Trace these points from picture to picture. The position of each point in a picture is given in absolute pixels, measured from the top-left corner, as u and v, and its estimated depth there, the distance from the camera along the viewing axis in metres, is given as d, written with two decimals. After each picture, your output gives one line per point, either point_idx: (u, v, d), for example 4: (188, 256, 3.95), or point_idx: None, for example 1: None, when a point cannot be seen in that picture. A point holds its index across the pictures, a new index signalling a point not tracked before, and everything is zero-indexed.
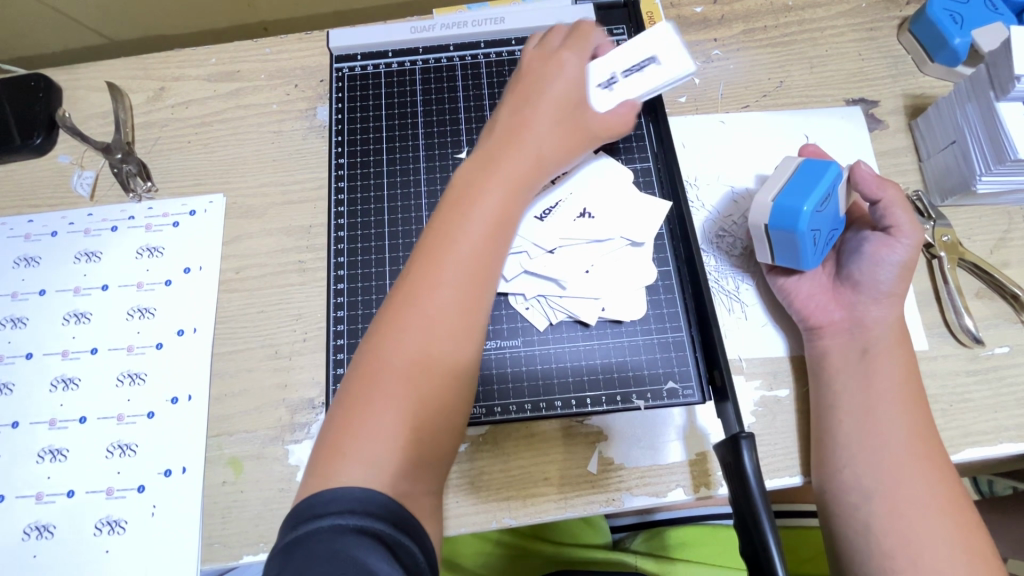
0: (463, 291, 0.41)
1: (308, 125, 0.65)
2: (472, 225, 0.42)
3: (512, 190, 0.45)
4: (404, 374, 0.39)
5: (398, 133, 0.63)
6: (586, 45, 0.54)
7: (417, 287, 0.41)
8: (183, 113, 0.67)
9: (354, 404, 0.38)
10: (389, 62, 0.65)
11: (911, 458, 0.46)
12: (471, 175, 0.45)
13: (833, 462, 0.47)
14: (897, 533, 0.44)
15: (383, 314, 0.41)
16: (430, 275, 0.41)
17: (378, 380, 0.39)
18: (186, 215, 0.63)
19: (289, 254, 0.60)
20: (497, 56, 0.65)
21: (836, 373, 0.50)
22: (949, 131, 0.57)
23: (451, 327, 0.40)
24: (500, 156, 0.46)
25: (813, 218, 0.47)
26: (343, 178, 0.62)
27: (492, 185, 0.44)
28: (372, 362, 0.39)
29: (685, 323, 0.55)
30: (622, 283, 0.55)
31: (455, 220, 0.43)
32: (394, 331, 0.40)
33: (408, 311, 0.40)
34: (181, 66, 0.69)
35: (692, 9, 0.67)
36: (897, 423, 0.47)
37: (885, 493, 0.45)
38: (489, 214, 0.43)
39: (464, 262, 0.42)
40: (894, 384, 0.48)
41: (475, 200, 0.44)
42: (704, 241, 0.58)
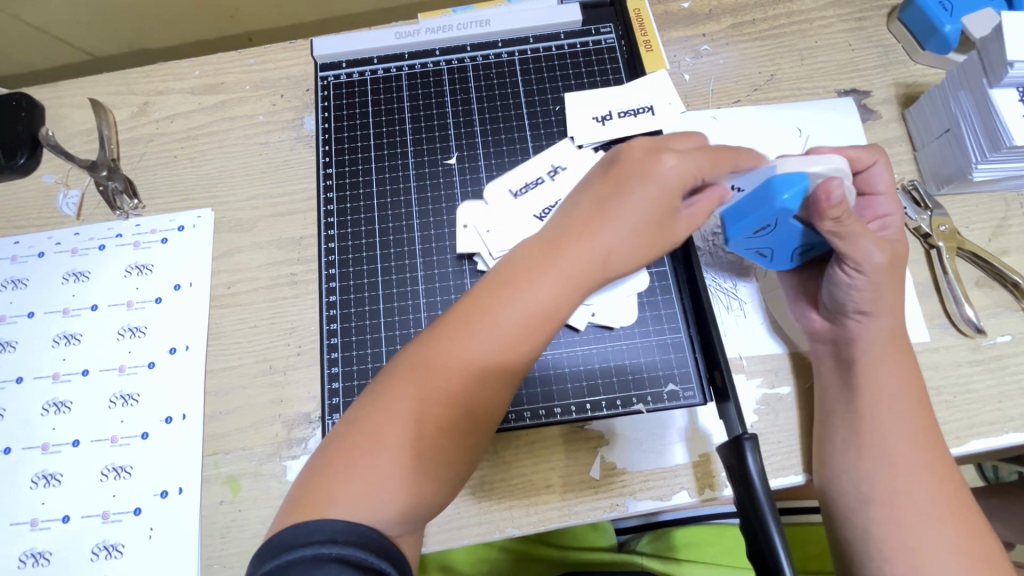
0: (492, 383, 0.39)
1: (295, 136, 0.65)
2: (516, 316, 0.39)
3: (563, 288, 0.40)
4: (415, 440, 0.37)
5: (386, 141, 0.61)
6: (697, 154, 0.43)
7: (448, 355, 0.39)
8: (169, 127, 0.66)
9: (355, 453, 0.36)
10: (375, 69, 0.63)
11: (914, 462, 0.44)
12: (530, 256, 0.41)
13: (832, 464, 0.47)
14: (897, 541, 0.43)
15: (403, 372, 0.39)
16: (463, 349, 0.39)
17: (379, 433, 0.37)
18: (175, 230, 0.62)
19: (280, 268, 0.60)
20: (483, 59, 0.63)
21: (833, 375, 0.49)
22: (944, 120, 0.56)
23: (471, 412, 0.38)
24: (564, 237, 0.42)
25: (738, 243, 0.48)
26: (331, 189, 0.61)
27: (550, 277, 0.40)
28: (376, 416, 0.37)
29: (683, 325, 0.54)
30: (614, 287, 0.54)
31: (500, 305, 0.39)
32: (413, 397, 0.38)
33: (434, 384, 0.38)
34: (165, 80, 0.68)
35: (679, 5, 0.67)
36: (898, 427, 0.45)
37: (886, 501, 0.44)
38: (535, 310, 0.40)
39: (499, 353, 0.39)
40: (897, 387, 0.47)
41: (519, 286, 0.40)
42: (698, 239, 0.58)
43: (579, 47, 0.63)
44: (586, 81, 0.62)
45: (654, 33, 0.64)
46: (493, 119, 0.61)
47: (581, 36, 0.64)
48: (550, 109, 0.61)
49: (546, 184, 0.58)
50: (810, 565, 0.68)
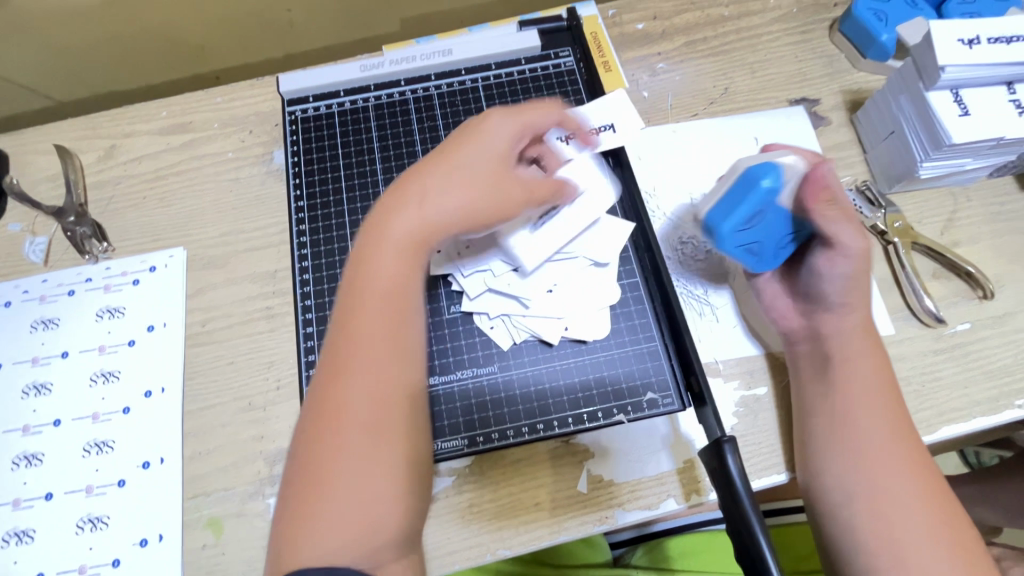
0: (383, 357, 0.41)
1: (266, 170, 0.65)
2: (373, 300, 0.42)
3: (409, 257, 0.43)
4: (346, 451, 0.38)
5: (355, 170, 0.61)
6: (495, 121, 0.49)
7: (334, 365, 0.40)
8: (137, 169, 0.66)
9: (305, 496, 0.37)
10: (341, 101, 0.62)
11: (890, 457, 0.45)
12: (368, 247, 0.44)
13: (816, 462, 0.48)
14: (877, 537, 0.43)
15: (311, 411, 0.40)
16: (344, 353, 0.41)
17: (314, 470, 0.38)
18: (146, 271, 0.61)
19: (255, 302, 0.60)
20: (448, 87, 0.62)
21: (808, 374, 0.51)
22: (888, 122, 0.59)
23: (380, 391, 0.40)
24: (390, 215, 0.44)
25: (731, 240, 0.48)
26: (303, 221, 0.60)
27: (388, 256, 0.43)
28: (307, 458, 0.38)
29: (657, 334, 0.55)
30: (587, 302, 0.55)
31: (359, 299, 0.42)
32: (326, 417, 0.39)
33: (335, 399, 0.39)
34: (132, 122, 0.69)
35: (634, 27, 0.70)
36: (876, 421, 0.47)
37: (868, 497, 0.45)
38: (385, 282, 0.42)
39: (377, 331, 0.41)
40: (870, 384, 0.48)
41: (369, 272, 0.43)
42: (667, 248, 0.60)
43: (540, 72, 0.64)
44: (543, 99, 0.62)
45: (611, 54, 0.67)
46: None
47: (541, 61, 0.64)
48: None
49: None
50: (803, 566, 0.70)
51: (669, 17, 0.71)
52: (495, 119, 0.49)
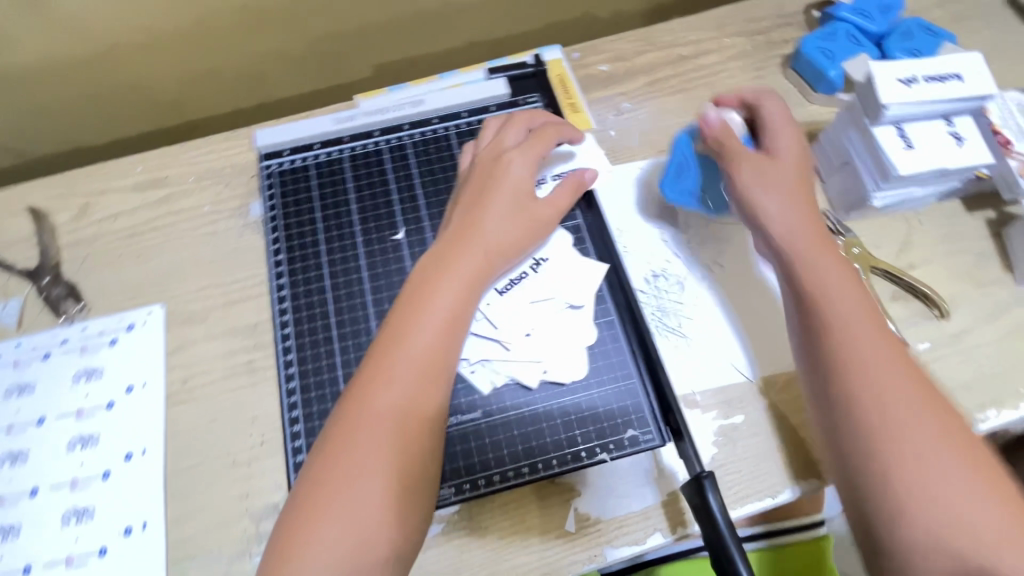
0: (424, 376, 0.47)
1: (243, 223, 0.66)
2: (423, 324, 0.49)
3: (461, 292, 0.51)
4: (376, 456, 0.44)
5: (332, 222, 0.62)
6: (528, 152, 0.58)
7: (377, 373, 0.47)
8: (113, 226, 0.66)
9: (326, 491, 0.43)
10: (317, 154, 0.64)
11: (903, 429, 0.43)
12: (426, 271, 0.51)
13: (850, 452, 0.44)
14: (906, 515, 0.41)
15: (348, 409, 0.46)
16: (388, 365, 0.47)
17: (343, 467, 0.43)
18: (124, 330, 0.61)
19: (237, 356, 0.60)
20: (421, 136, 0.64)
21: (821, 358, 0.48)
22: (840, 154, 0.62)
23: (415, 408, 0.46)
24: (449, 251, 0.52)
25: (675, 190, 0.62)
26: (282, 274, 0.61)
27: (444, 288, 0.50)
28: (416, 306, 0.50)
29: (635, 371, 0.56)
30: (564, 343, 0.56)
31: (410, 316, 0.49)
32: (360, 418, 0.45)
33: (373, 403, 0.46)
34: (107, 179, 0.69)
35: (598, 68, 0.73)
36: (899, 397, 0.44)
37: (888, 475, 0.42)
38: (440, 314, 0.49)
39: (422, 353, 0.48)
40: (870, 353, 0.46)
41: (424, 297, 0.50)
42: (641, 283, 0.61)
43: None
44: None
45: (578, 95, 0.70)
46: (436, 194, 0.62)
47: (510, 107, 0.67)
48: None
49: None
50: None
51: (630, 58, 0.74)
52: (530, 150, 0.58)
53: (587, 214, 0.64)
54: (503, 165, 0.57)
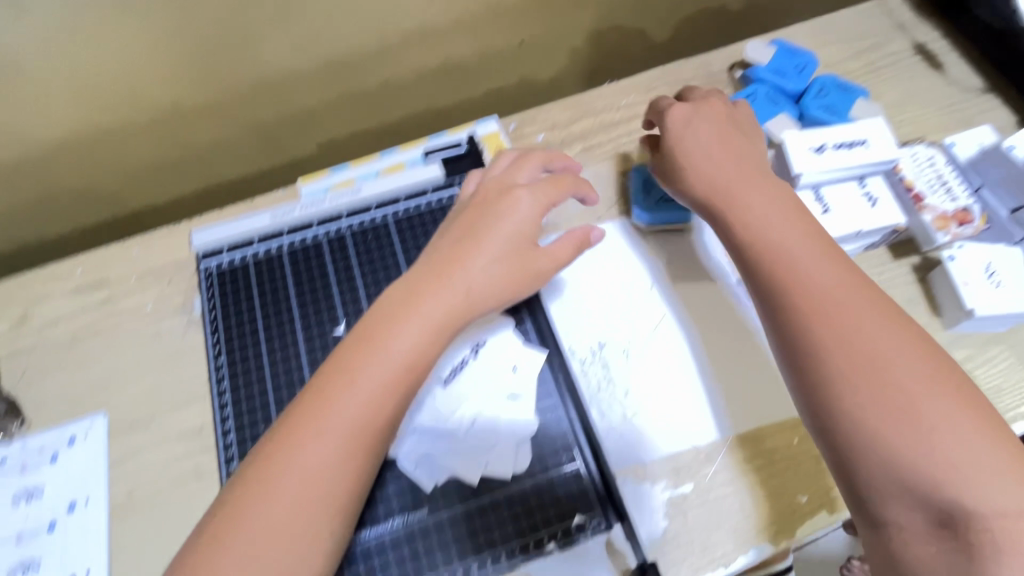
0: (360, 426, 0.46)
1: (186, 320, 0.65)
2: (377, 364, 0.47)
3: (422, 335, 0.49)
4: (283, 504, 0.43)
5: (274, 320, 0.63)
6: (539, 194, 0.57)
7: (317, 403, 0.46)
8: (53, 333, 0.65)
9: (231, 523, 0.43)
10: (256, 250, 0.65)
11: (870, 378, 0.44)
12: (395, 302, 0.51)
13: (852, 405, 0.44)
14: (874, 461, 0.43)
15: (280, 437, 0.45)
16: (325, 398, 0.46)
17: (253, 506, 0.43)
18: (65, 443, 0.60)
19: (183, 462, 0.59)
20: (359, 225, 0.66)
21: (817, 317, 0.47)
22: None
23: (335, 462, 0.45)
24: (423, 283, 0.52)
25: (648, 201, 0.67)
26: (223, 378, 0.61)
27: (403, 330, 0.49)
28: (376, 343, 0.48)
29: (578, 453, 0.57)
30: (506, 433, 0.57)
31: (365, 350, 0.48)
32: (283, 453, 0.45)
33: (300, 434, 0.45)
34: (46, 284, 0.68)
35: (535, 138, 0.75)
36: (893, 349, 0.45)
37: (856, 426, 0.44)
38: (398, 359, 0.48)
39: (365, 401, 0.46)
40: (834, 308, 0.47)
41: (384, 336, 0.49)
42: (584, 358, 0.61)
43: (446, 199, 0.67)
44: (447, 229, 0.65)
45: None
46: (376, 284, 0.63)
47: (447, 189, 0.67)
48: None
49: None
50: None
51: (566, 126, 0.76)
52: (545, 193, 0.57)
53: None
54: (502, 202, 0.56)
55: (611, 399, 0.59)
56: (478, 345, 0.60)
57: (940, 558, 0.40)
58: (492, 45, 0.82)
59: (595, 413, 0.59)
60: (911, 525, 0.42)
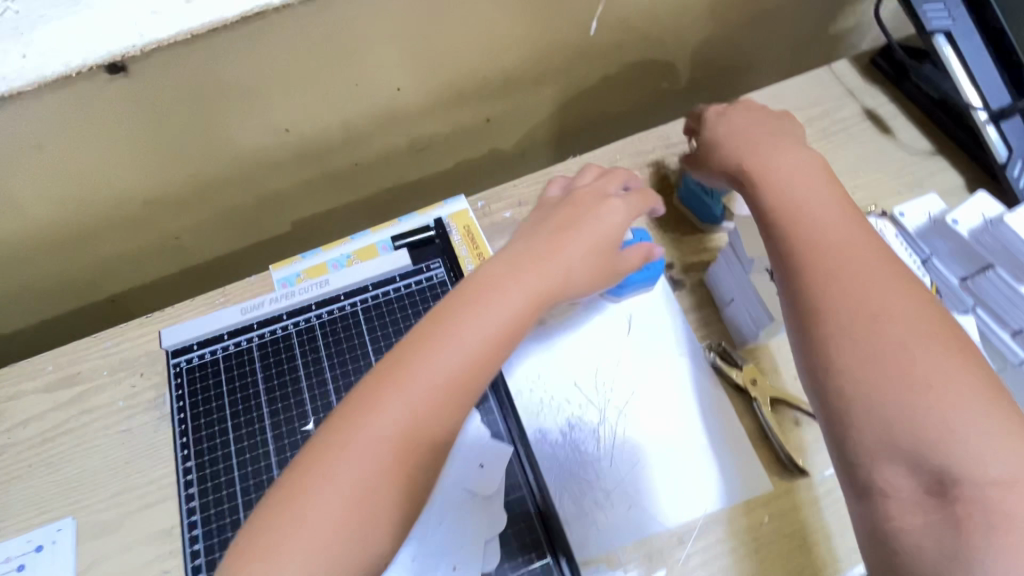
0: (448, 398, 0.46)
1: (157, 415, 0.65)
2: (464, 341, 0.48)
3: (512, 314, 0.50)
4: (364, 475, 0.43)
5: (243, 419, 0.63)
6: (635, 198, 0.59)
7: (399, 374, 0.46)
8: (22, 433, 0.65)
9: (305, 489, 0.42)
10: (226, 344, 0.66)
11: (875, 343, 0.45)
12: (488, 280, 0.51)
13: (841, 352, 0.46)
14: (868, 425, 0.44)
15: (357, 405, 0.45)
16: (412, 369, 0.46)
17: (331, 473, 0.43)
18: (32, 552, 0.59)
19: (152, 567, 0.58)
20: (329, 314, 0.67)
21: (822, 270, 0.49)
22: (727, 290, 0.66)
23: (422, 434, 0.45)
24: (506, 269, 0.52)
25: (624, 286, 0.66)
26: (191, 482, 0.61)
27: (491, 310, 0.49)
28: (455, 322, 0.48)
29: (546, 551, 0.57)
30: (473, 534, 0.57)
31: (454, 325, 0.48)
32: (362, 422, 0.44)
33: (379, 404, 0.45)
34: (17, 381, 0.68)
35: (502, 215, 0.75)
36: (900, 307, 0.46)
37: (852, 384, 0.45)
38: (488, 334, 0.48)
39: (448, 375, 0.46)
40: (847, 275, 0.48)
41: (472, 312, 0.49)
42: (552, 448, 0.62)
43: (414, 286, 0.69)
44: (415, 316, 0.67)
45: (484, 242, 0.72)
46: (345, 376, 0.64)
47: (414, 274, 0.70)
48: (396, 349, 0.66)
49: None
50: None
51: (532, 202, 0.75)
52: (638, 198, 0.59)
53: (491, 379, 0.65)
54: (578, 197, 0.59)
55: (580, 486, 0.60)
56: None
57: (926, 528, 0.41)
58: (458, 121, 0.84)
59: (563, 503, 0.59)
60: (901, 488, 0.42)
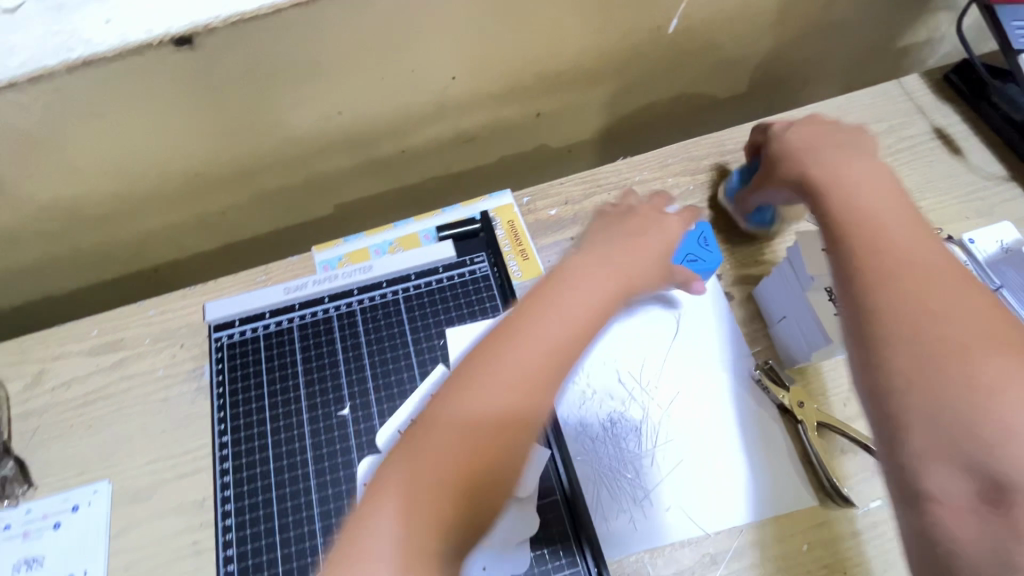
0: (535, 387, 0.42)
1: (195, 387, 0.66)
2: (545, 325, 0.44)
3: (601, 303, 0.46)
4: (445, 469, 0.39)
5: (280, 399, 0.63)
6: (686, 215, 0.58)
7: (478, 363, 0.43)
8: (65, 394, 0.66)
9: (380, 488, 0.39)
10: (267, 323, 0.67)
11: (933, 342, 0.39)
12: (561, 272, 0.48)
13: (890, 348, 0.40)
14: (926, 427, 0.38)
15: (434, 396, 0.42)
16: (489, 355, 0.43)
17: (408, 470, 0.39)
18: (68, 512, 0.60)
19: (181, 537, 0.59)
20: (370, 301, 0.67)
21: (868, 260, 0.44)
22: (780, 307, 0.63)
23: (506, 425, 0.41)
24: (580, 261, 0.49)
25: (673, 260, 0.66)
26: (227, 457, 0.61)
27: (567, 299, 0.45)
28: (533, 306, 0.45)
29: (578, 558, 0.56)
30: (504, 535, 0.56)
31: (526, 312, 0.45)
32: (438, 412, 0.41)
33: (454, 392, 0.42)
34: (62, 343, 0.69)
35: (548, 213, 0.73)
36: (951, 295, 0.41)
37: (904, 384, 0.39)
38: (567, 321, 0.44)
39: (529, 361, 0.42)
40: (906, 268, 0.42)
41: (546, 300, 0.45)
42: (590, 453, 0.61)
43: (457, 278, 0.68)
44: (456, 310, 0.66)
45: (527, 240, 0.71)
46: (383, 364, 0.64)
47: (457, 267, 0.69)
48: (434, 343, 0.65)
49: None
50: None
51: (579, 201, 0.74)
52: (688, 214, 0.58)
53: None
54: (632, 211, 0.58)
55: (618, 489, 0.59)
56: None
57: (982, 538, 0.35)
58: (507, 115, 0.83)
59: (597, 506, 0.58)
60: (952, 493, 0.37)
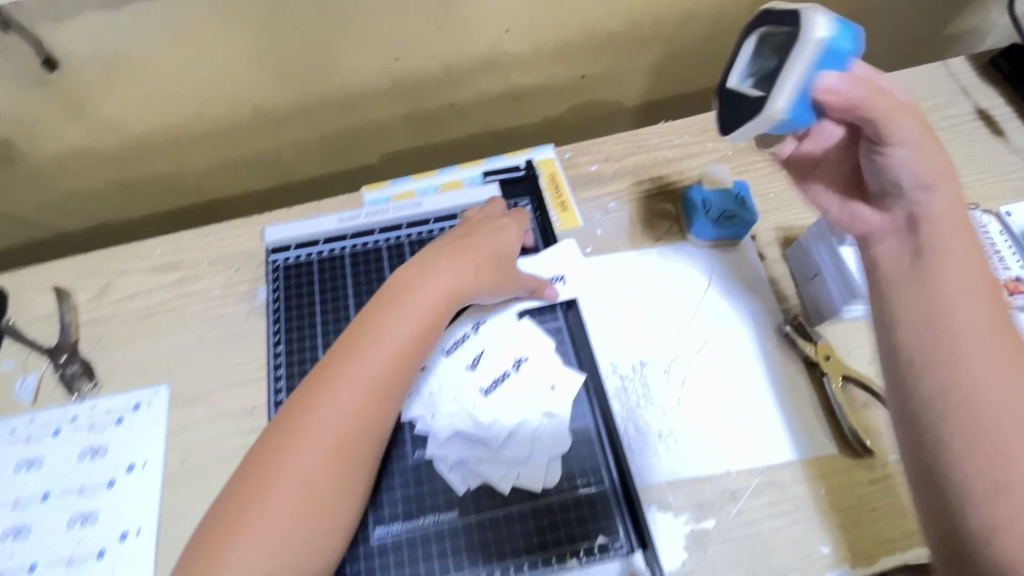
0: (348, 416, 0.50)
1: (248, 307, 0.70)
2: (373, 356, 0.52)
3: (412, 331, 0.54)
4: (309, 474, 0.48)
5: (331, 317, 0.67)
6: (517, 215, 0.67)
7: (320, 383, 0.51)
8: (129, 305, 0.71)
9: (266, 481, 0.48)
10: (320, 249, 0.71)
11: (964, 347, 0.42)
12: (384, 296, 0.56)
13: (942, 344, 0.43)
14: (957, 416, 0.41)
15: (306, 408, 0.50)
16: (328, 378, 0.51)
17: (274, 478, 0.48)
18: (130, 409, 0.65)
19: (232, 439, 0.63)
20: (418, 235, 0.71)
21: (892, 259, 0.46)
22: (812, 265, 0.66)
23: (331, 448, 0.49)
24: (428, 281, 0.57)
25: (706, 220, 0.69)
26: (280, 366, 0.66)
27: (395, 324, 0.54)
28: (368, 331, 0.53)
29: (606, 475, 0.59)
30: (539, 450, 0.59)
31: (363, 340, 0.53)
32: (296, 429, 0.49)
33: (313, 411, 0.50)
34: (127, 260, 0.74)
35: (588, 168, 0.76)
36: (966, 306, 0.43)
37: (942, 380, 0.42)
38: (392, 346, 0.53)
39: (359, 387, 0.51)
40: (971, 278, 0.44)
41: (382, 324, 0.54)
42: (625, 384, 0.63)
43: None
44: None
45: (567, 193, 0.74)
46: None
47: None
48: None
49: (473, 338, 0.64)
50: None
51: (619, 159, 0.76)
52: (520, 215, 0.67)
53: (569, 313, 0.67)
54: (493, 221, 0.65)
55: (650, 417, 0.62)
56: (520, 361, 0.63)
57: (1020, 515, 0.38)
58: (554, 75, 0.85)
59: (627, 431, 0.61)
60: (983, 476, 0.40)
